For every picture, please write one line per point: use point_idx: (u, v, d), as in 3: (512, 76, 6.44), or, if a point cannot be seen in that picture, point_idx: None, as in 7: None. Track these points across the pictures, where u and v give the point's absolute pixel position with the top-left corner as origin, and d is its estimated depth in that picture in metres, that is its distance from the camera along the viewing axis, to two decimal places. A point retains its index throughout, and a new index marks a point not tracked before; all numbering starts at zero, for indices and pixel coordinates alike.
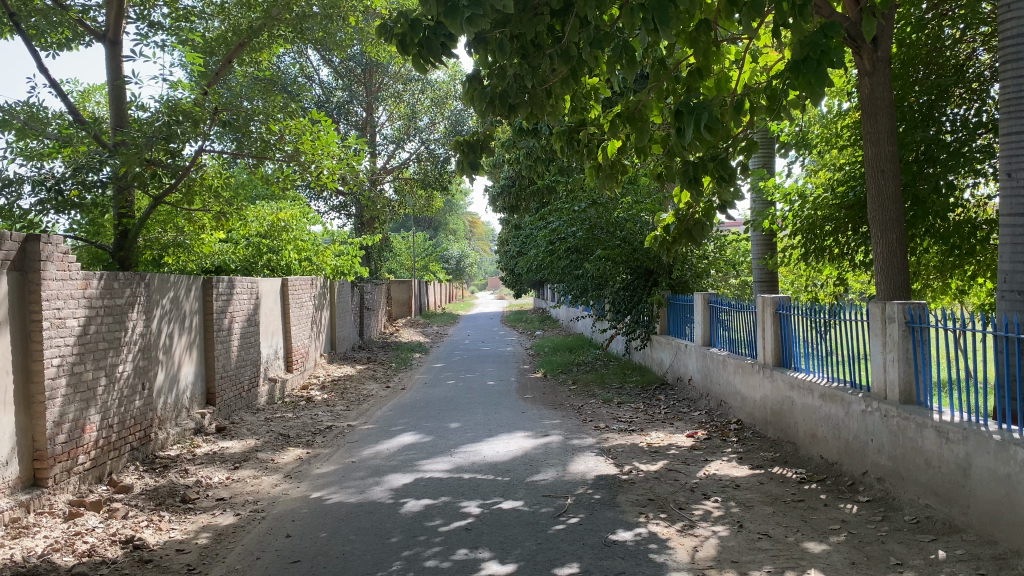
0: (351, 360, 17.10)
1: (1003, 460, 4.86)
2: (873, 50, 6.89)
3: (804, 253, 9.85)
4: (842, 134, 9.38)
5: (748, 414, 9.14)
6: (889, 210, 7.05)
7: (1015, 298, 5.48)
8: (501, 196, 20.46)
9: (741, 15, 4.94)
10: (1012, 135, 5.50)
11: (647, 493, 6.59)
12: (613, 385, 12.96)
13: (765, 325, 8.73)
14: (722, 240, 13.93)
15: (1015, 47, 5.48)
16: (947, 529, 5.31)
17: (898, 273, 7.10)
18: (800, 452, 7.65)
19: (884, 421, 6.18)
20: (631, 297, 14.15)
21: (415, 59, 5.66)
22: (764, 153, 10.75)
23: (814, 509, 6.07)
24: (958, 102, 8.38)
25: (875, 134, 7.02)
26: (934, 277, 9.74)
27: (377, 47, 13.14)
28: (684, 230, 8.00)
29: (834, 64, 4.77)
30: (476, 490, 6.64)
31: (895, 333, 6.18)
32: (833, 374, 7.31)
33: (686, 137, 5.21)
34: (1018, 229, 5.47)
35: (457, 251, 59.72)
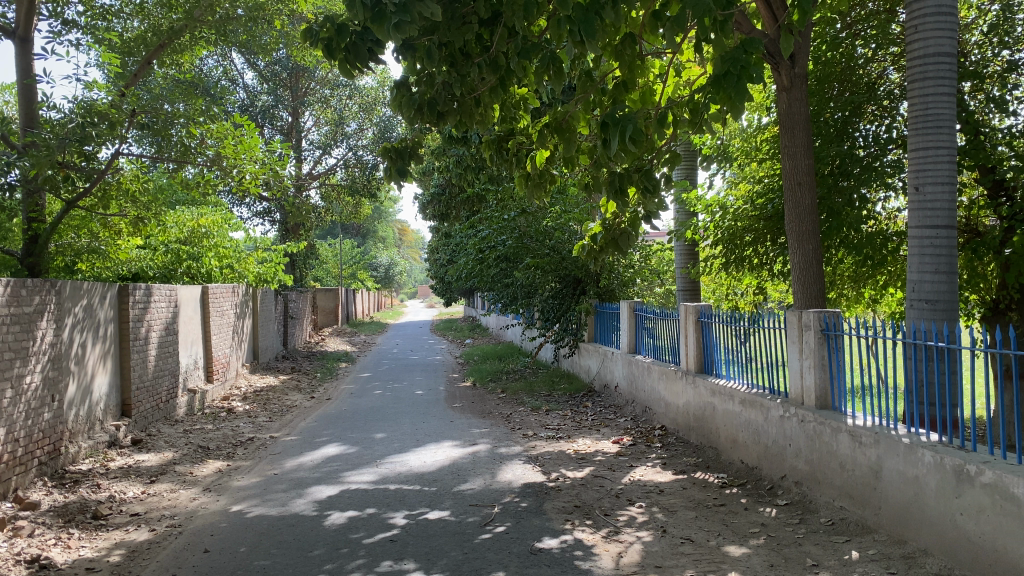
0: (274, 370, 16.74)
1: (911, 463, 5.05)
2: (791, 67, 7.11)
3: (725, 263, 10.11)
4: (761, 148, 9.67)
5: (672, 420, 9.30)
6: (805, 221, 7.27)
7: (922, 307, 5.72)
8: (431, 204, 20.34)
9: (664, 30, 5.04)
10: (920, 150, 5.75)
11: (573, 500, 6.63)
12: (542, 393, 13.02)
13: (688, 333, 8.88)
14: (647, 250, 14.18)
15: (920, 68, 5.74)
16: (860, 530, 5.50)
17: (813, 282, 7.33)
18: (721, 458, 7.82)
19: (801, 427, 6.37)
20: (560, 306, 14.23)
21: (341, 64, 5.58)
22: (687, 165, 10.99)
23: (734, 513, 6.21)
24: (871, 119, 8.73)
25: (792, 148, 7.24)
26: (848, 286, 10.12)
27: (303, 52, 12.96)
28: (611, 239, 8.09)
29: (752, 80, 4.91)
30: (401, 501, 6.57)
31: (810, 341, 6.38)
32: (752, 381, 7.50)
33: (612, 148, 5.29)
34: (924, 240, 5.71)
35: (386, 259, 59.23)
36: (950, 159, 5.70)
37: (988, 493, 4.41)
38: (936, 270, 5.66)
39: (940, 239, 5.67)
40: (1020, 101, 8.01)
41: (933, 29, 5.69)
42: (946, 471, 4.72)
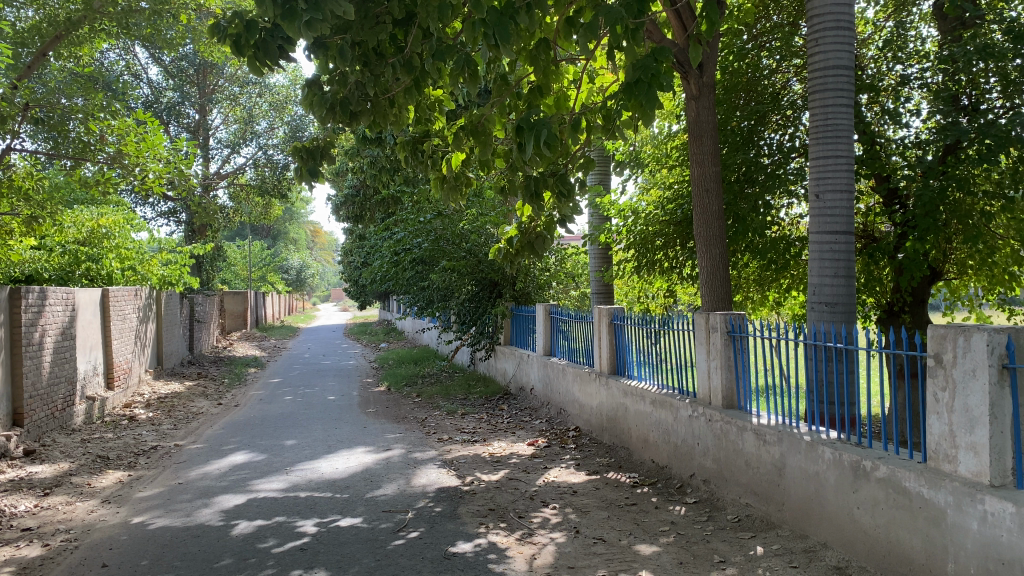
0: (180, 375, 16.18)
1: (811, 460, 5.25)
2: (699, 76, 7.31)
3: (637, 266, 10.29)
4: (671, 155, 9.93)
5: (585, 421, 9.40)
6: (713, 227, 7.47)
7: (822, 310, 5.96)
8: (345, 206, 20.01)
9: (577, 36, 5.09)
10: (821, 159, 5.98)
11: (487, 503, 6.62)
12: (457, 397, 12.99)
13: (601, 335, 8.99)
14: (562, 253, 14.32)
15: (822, 80, 5.96)
16: (764, 526, 5.68)
17: (720, 286, 7.54)
18: (633, 457, 7.96)
19: (708, 426, 6.54)
20: (476, 308, 14.16)
21: (251, 61, 5.42)
22: (600, 170, 11.15)
23: (645, 512, 6.32)
24: (775, 128, 9.04)
25: (700, 156, 7.44)
26: (754, 290, 10.45)
27: (211, 48, 12.56)
28: (526, 242, 8.12)
29: (662, 87, 5.02)
30: (312, 508, 6.43)
31: (717, 342, 6.54)
32: (663, 382, 7.65)
33: (526, 152, 5.32)
34: (824, 246, 5.95)
35: (298, 261, 58.14)
36: (848, 168, 5.95)
37: (883, 488, 4.61)
38: (835, 274, 5.89)
39: (839, 245, 5.91)
40: (913, 114, 8.43)
41: (833, 43, 5.92)
42: (844, 467, 4.92)
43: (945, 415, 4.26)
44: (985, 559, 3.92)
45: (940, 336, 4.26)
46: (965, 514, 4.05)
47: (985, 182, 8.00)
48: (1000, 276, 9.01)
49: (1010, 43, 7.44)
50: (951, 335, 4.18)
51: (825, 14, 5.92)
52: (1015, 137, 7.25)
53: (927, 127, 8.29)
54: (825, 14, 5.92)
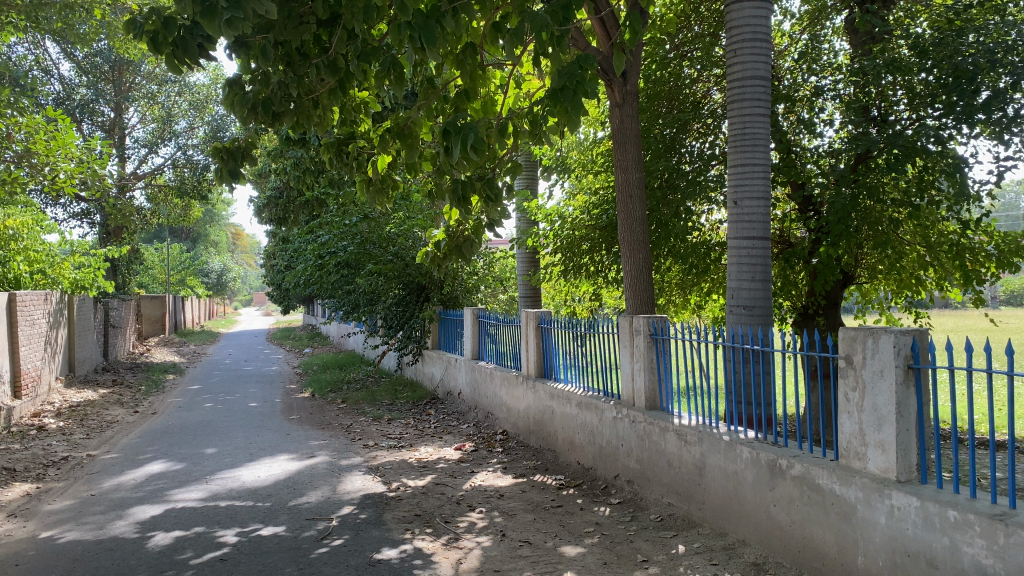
0: (93, 383, 15.56)
1: (730, 459, 5.39)
2: (623, 84, 7.45)
3: (563, 270, 10.37)
4: (597, 161, 10.06)
5: (513, 425, 9.45)
6: (636, 232, 7.60)
7: (740, 313, 6.12)
8: (268, 208, 19.62)
9: (503, 42, 5.13)
10: (738, 167, 6.15)
11: (413, 508, 6.58)
12: (384, 402, 12.88)
13: (528, 338, 9.02)
14: (490, 257, 14.33)
15: (739, 89, 6.13)
16: (686, 525, 5.81)
17: (644, 290, 7.68)
18: (559, 460, 8.04)
19: (632, 427, 6.64)
20: (404, 313, 14.11)
21: (168, 59, 5.26)
22: (528, 175, 11.23)
23: (570, 514, 6.39)
24: (696, 136, 9.29)
25: (624, 162, 7.56)
26: (676, 293, 10.68)
27: (127, 44, 12.17)
28: (454, 246, 8.09)
29: (588, 94, 5.11)
30: (233, 518, 6.28)
31: (640, 345, 6.63)
32: (588, 384, 7.74)
33: (453, 155, 5.34)
34: (742, 251, 6.11)
35: (219, 264, 56.70)
36: (764, 176, 6.14)
37: (797, 485, 4.77)
38: (752, 278, 6.08)
39: (756, 250, 6.09)
40: (826, 124, 8.75)
41: (750, 53, 6.09)
42: (761, 466, 5.07)
43: (855, 414, 4.43)
44: (892, 552, 4.09)
45: (851, 338, 4.42)
46: (873, 509, 4.22)
47: (894, 190, 8.34)
48: (908, 279, 9.41)
49: (915, 58, 7.75)
50: (860, 337, 4.34)
51: (743, 26, 6.08)
52: (920, 147, 7.62)
53: (840, 137, 8.60)
54: (742, 25, 6.08)
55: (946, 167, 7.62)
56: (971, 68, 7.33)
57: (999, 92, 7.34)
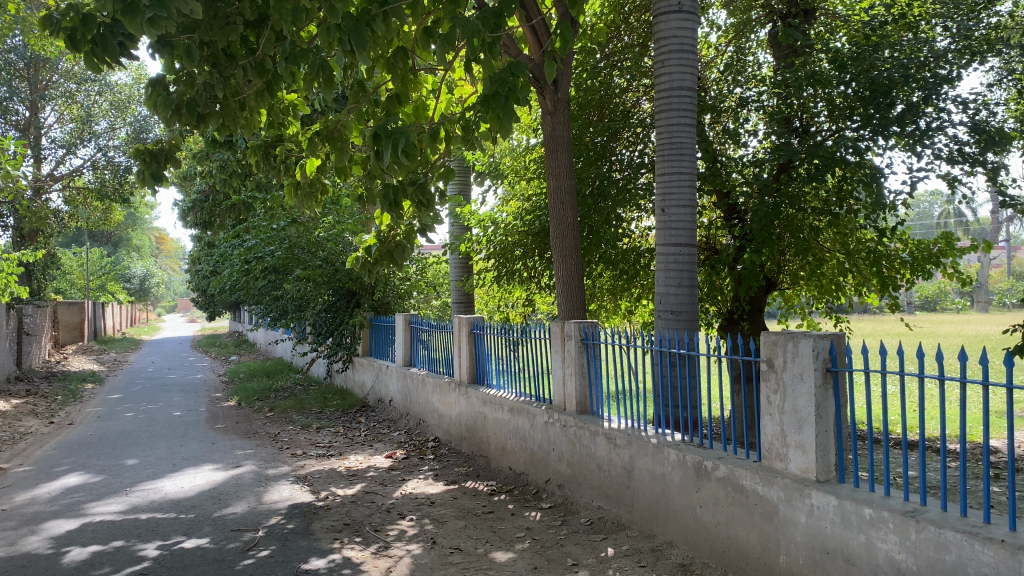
0: (5, 393, 14.89)
1: (658, 462, 5.47)
2: (554, 92, 7.51)
3: (496, 276, 10.36)
4: (529, 168, 10.09)
5: (444, 431, 9.42)
6: (568, 238, 7.67)
7: (668, 318, 6.23)
8: (193, 212, 19.14)
9: (435, 46, 5.15)
10: (666, 175, 6.27)
11: (342, 517, 6.49)
12: (313, 410, 12.67)
13: (461, 344, 8.99)
14: (423, 262, 14.25)
15: (668, 99, 6.26)
16: (615, 527, 5.88)
17: (575, 295, 7.74)
18: (491, 465, 8.04)
19: (562, 432, 6.69)
20: (333, 319, 13.95)
21: (86, 57, 5.09)
22: (461, 181, 11.24)
23: (501, 520, 6.39)
24: (627, 144, 9.38)
25: (555, 169, 7.62)
26: (607, 299, 10.78)
27: (43, 40, 11.72)
28: (386, 252, 7.98)
29: (519, 101, 5.15)
30: (154, 531, 6.09)
31: (571, 350, 6.67)
32: (520, 390, 7.75)
33: (383, 159, 5.32)
34: (670, 257, 6.23)
35: (142, 269, 55.02)
36: (691, 184, 6.27)
37: (722, 486, 4.87)
38: (679, 284, 6.20)
39: (683, 257, 6.21)
40: (751, 134, 8.98)
41: (678, 64, 6.21)
42: (687, 468, 5.17)
43: (776, 416, 4.56)
44: (812, 550, 4.22)
45: (772, 342, 4.54)
46: (794, 509, 4.34)
47: (814, 200, 8.62)
48: (828, 285, 9.70)
49: (835, 72, 8.03)
50: (781, 341, 4.47)
51: (671, 37, 6.20)
52: (839, 157, 7.91)
53: (763, 147, 8.83)
54: (670, 37, 6.20)
55: (863, 177, 7.90)
56: (887, 82, 7.65)
57: (913, 106, 7.66)
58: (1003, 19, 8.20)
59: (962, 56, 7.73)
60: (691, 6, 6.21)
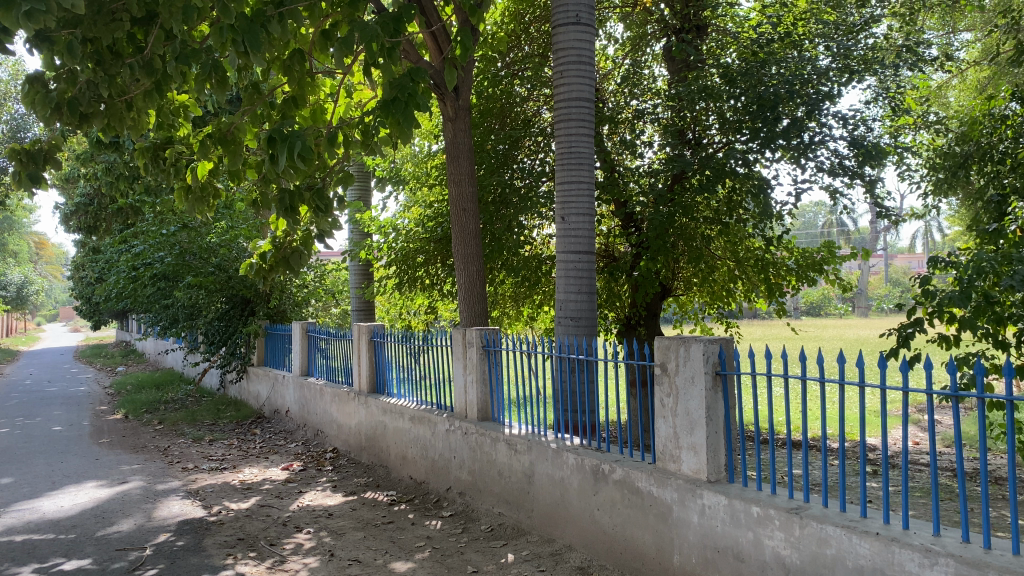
0: None
1: (558, 466, 5.53)
2: (455, 98, 7.54)
3: (398, 283, 10.23)
4: (431, 174, 10.00)
5: (343, 442, 9.26)
6: (470, 245, 7.67)
7: (568, 324, 6.31)
8: (76, 216, 18.22)
9: (332, 50, 5.10)
10: (566, 184, 6.36)
11: (236, 533, 6.28)
12: (205, 422, 12.24)
13: (360, 353, 8.85)
14: (322, 269, 14.03)
15: (567, 109, 6.35)
16: (515, 533, 5.91)
17: (478, 302, 7.74)
18: (391, 475, 7.95)
19: (463, 439, 6.68)
20: (226, 328, 13.50)
21: None
22: (360, 187, 11.11)
23: (401, 529, 6.33)
24: (529, 152, 9.41)
25: (457, 176, 7.62)
26: (510, 305, 10.81)
27: None
28: (281, 258, 7.78)
29: (419, 107, 5.17)
30: (31, 553, 5.74)
31: (472, 357, 6.65)
32: (421, 398, 7.70)
33: (278, 163, 5.21)
34: (570, 264, 6.31)
35: (19, 276, 51.98)
36: (589, 193, 6.38)
37: (619, 489, 4.96)
38: (579, 290, 6.29)
39: (582, 264, 6.30)
40: (646, 146, 9.22)
41: (576, 75, 6.32)
42: (586, 471, 5.24)
43: (670, 419, 4.67)
44: (703, 549, 4.35)
45: (665, 346, 4.66)
46: (687, 509, 4.47)
47: (706, 209, 8.91)
48: (719, 291, 10.02)
49: (725, 86, 8.30)
50: (673, 346, 4.59)
51: (569, 48, 6.30)
52: (729, 169, 8.20)
53: (659, 158, 9.07)
54: (569, 48, 6.30)
55: (752, 188, 8.26)
56: (773, 97, 7.99)
57: (797, 121, 8.02)
58: (879, 41, 8.69)
59: (843, 74, 8.13)
60: (589, 18, 6.32)
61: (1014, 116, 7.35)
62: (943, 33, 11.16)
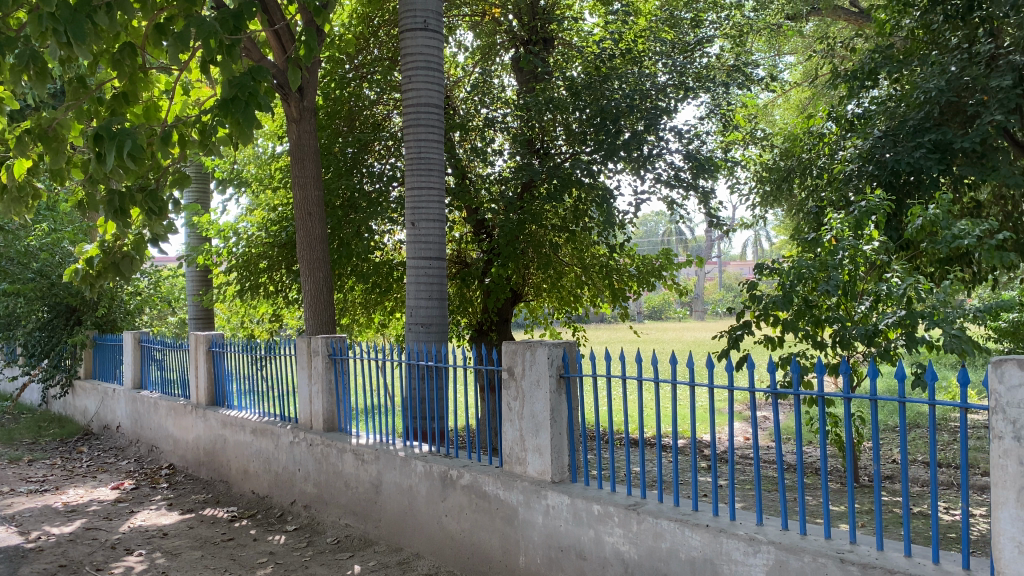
0: None
1: (405, 474, 5.48)
2: (300, 99, 7.35)
3: (239, 290, 9.81)
4: (275, 176, 9.65)
5: (180, 457, 8.80)
6: (316, 251, 7.48)
7: (418, 331, 6.27)
8: None
9: (166, 45, 4.86)
10: (415, 190, 6.32)
11: (57, 559, 5.83)
12: (24, 441, 11.30)
13: (198, 363, 8.45)
14: (157, 275, 13.31)
15: (416, 114, 6.32)
16: (362, 544, 5.81)
17: (324, 309, 7.56)
18: (232, 490, 7.63)
19: (308, 450, 6.49)
20: (49, 339, 12.47)
21: None
22: (199, 188, 10.61)
23: (241, 546, 6.08)
24: (379, 156, 9.29)
25: (302, 179, 7.42)
26: (360, 313, 10.60)
27: None
28: (110, 263, 7.29)
29: (260, 107, 5.01)
30: None
31: (318, 366, 6.47)
32: (265, 410, 7.43)
33: (105, 163, 4.90)
34: (420, 270, 6.28)
35: None
36: (439, 199, 6.38)
37: (466, 494, 4.98)
38: (429, 296, 6.28)
39: (432, 270, 6.30)
40: (497, 154, 9.31)
41: (425, 80, 6.31)
42: (433, 478, 5.23)
43: (516, 422, 4.73)
44: (548, 549, 4.44)
45: (512, 351, 4.71)
46: (532, 510, 4.54)
47: (553, 218, 9.12)
48: (567, 297, 10.26)
49: (570, 99, 8.54)
50: (520, 350, 4.64)
51: (417, 54, 6.29)
52: (575, 179, 8.44)
53: (508, 166, 9.18)
54: (417, 53, 6.29)
55: (596, 198, 8.55)
56: (615, 111, 8.32)
57: (637, 135, 8.36)
58: (712, 60, 9.20)
59: (679, 91, 8.57)
60: (437, 25, 6.34)
61: (830, 135, 7.99)
62: (769, 56, 11.97)
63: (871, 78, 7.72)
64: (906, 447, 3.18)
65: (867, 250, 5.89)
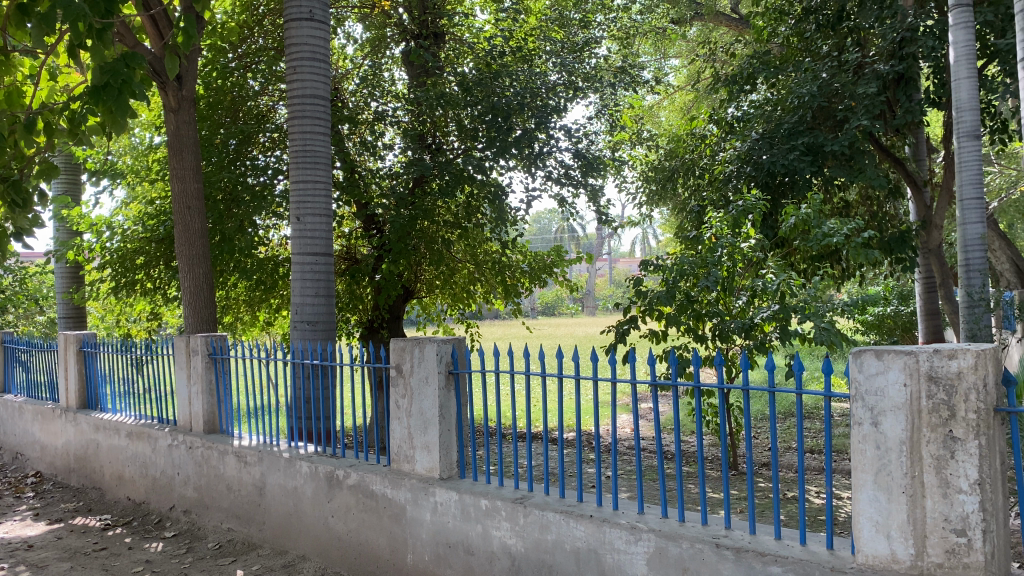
0: None
1: (290, 476, 5.35)
2: (178, 88, 7.05)
3: (114, 287, 9.34)
4: (152, 168, 9.24)
5: (48, 464, 8.31)
6: (195, 246, 7.20)
7: (304, 328, 6.12)
8: None
9: (29, 27, 4.57)
10: (300, 183, 6.17)
11: None
12: None
13: (68, 365, 7.99)
14: (24, 272, 12.54)
15: (301, 105, 6.16)
16: (245, 548, 5.64)
17: (205, 306, 7.28)
18: (105, 498, 7.26)
19: (188, 454, 6.25)
20: None
21: None
22: (68, 179, 10.04)
23: (115, 556, 5.80)
24: (265, 149, 9.02)
25: (181, 171, 7.12)
26: (243, 311, 10.28)
27: None
28: None
29: (135, 95, 4.78)
30: None
31: (197, 366, 6.23)
32: (142, 412, 7.11)
33: None
34: (305, 265, 6.14)
35: None
36: (325, 193, 6.26)
37: (353, 494, 4.91)
38: (315, 292, 6.15)
39: (319, 265, 6.17)
40: (387, 149, 9.20)
41: (310, 71, 6.16)
42: (319, 478, 5.12)
43: (403, 420, 4.67)
44: (435, 546, 4.43)
45: (400, 348, 4.66)
46: (420, 507, 4.52)
47: (445, 214, 9.09)
48: (460, 293, 10.23)
49: (461, 94, 8.49)
50: (408, 347, 4.60)
51: (302, 44, 6.13)
52: (467, 175, 8.44)
53: (399, 161, 9.09)
54: (302, 44, 6.13)
55: (489, 194, 8.55)
56: (506, 108, 8.35)
57: (528, 132, 8.47)
58: (600, 61, 9.38)
59: (568, 91, 8.71)
60: (322, 15, 6.22)
61: (711, 137, 8.29)
62: (655, 58, 12.32)
63: (749, 82, 8.11)
64: (776, 436, 3.31)
65: (744, 247, 6.15)
